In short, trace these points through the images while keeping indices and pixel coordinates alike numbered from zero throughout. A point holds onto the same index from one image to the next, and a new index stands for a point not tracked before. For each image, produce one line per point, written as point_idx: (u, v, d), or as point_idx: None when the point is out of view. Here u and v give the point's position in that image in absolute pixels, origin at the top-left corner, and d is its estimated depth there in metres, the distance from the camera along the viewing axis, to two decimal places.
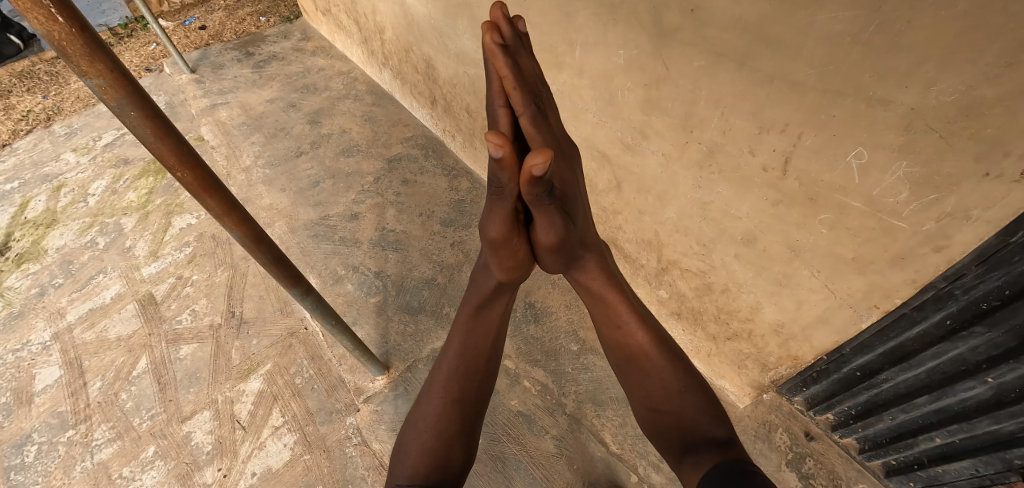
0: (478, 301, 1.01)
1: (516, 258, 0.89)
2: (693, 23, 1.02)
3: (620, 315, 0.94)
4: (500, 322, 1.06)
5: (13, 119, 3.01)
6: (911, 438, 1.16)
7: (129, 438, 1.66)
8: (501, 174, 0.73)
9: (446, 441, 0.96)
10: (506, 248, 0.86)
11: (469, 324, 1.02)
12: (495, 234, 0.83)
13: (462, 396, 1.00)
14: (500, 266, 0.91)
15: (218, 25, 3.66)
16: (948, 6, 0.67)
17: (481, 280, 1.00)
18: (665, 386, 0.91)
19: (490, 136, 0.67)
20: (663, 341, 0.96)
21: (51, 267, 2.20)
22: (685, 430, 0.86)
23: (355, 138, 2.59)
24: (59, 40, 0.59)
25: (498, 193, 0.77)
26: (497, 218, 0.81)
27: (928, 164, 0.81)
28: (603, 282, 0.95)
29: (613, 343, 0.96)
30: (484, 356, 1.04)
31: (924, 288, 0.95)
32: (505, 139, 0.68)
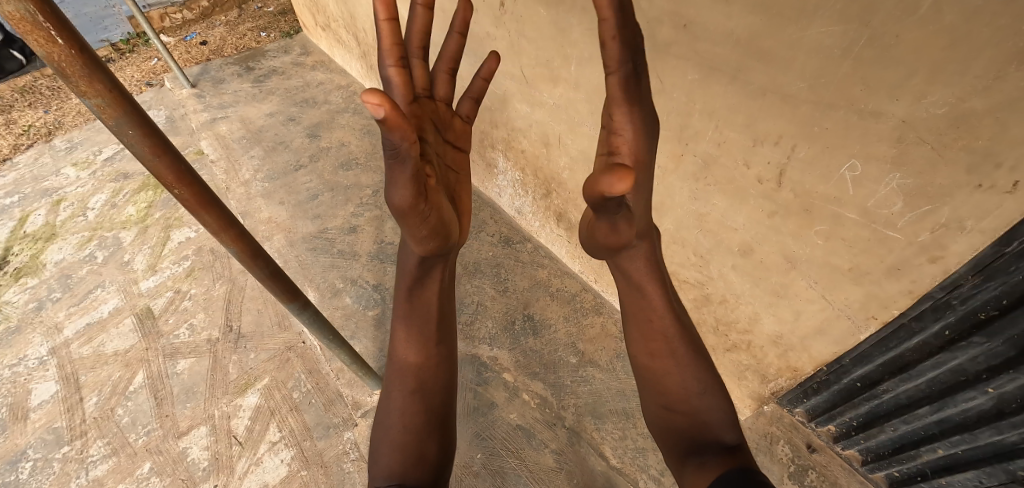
0: (408, 283, 0.89)
1: (430, 224, 0.74)
2: (686, 38, 1.04)
3: (656, 308, 0.84)
4: (441, 299, 0.94)
5: (14, 134, 3.03)
6: (913, 450, 1.15)
7: (124, 454, 1.64)
8: (392, 136, 0.58)
9: (417, 435, 0.83)
10: (416, 215, 0.71)
11: (407, 305, 0.91)
12: (404, 203, 0.68)
13: (422, 386, 0.88)
14: (414, 236, 0.76)
15: (219, 40, 3.70)
16: (936, 20, 0.68)
17: (405, 257, 0.88)
18: (683, 385, 0.81)
19: (367, 95, 0.51)
20: (690, 336, 0.85)
21: (49, 282, 2.20)
22: (695, 433, 0.77)
23: (354, 151, 2.60)
24: (59, 61, 0.59)
25: (394, 154, 0.62)
26: (402, 183, 0.65)
27: (921, 175, 0.81)
28: (647, 272, 0.84)
29: (638, 335, 0.85)
30: (434, 338, 0.91)
31: (922, 299, 0.94)
32: (386, 97, 0.53)
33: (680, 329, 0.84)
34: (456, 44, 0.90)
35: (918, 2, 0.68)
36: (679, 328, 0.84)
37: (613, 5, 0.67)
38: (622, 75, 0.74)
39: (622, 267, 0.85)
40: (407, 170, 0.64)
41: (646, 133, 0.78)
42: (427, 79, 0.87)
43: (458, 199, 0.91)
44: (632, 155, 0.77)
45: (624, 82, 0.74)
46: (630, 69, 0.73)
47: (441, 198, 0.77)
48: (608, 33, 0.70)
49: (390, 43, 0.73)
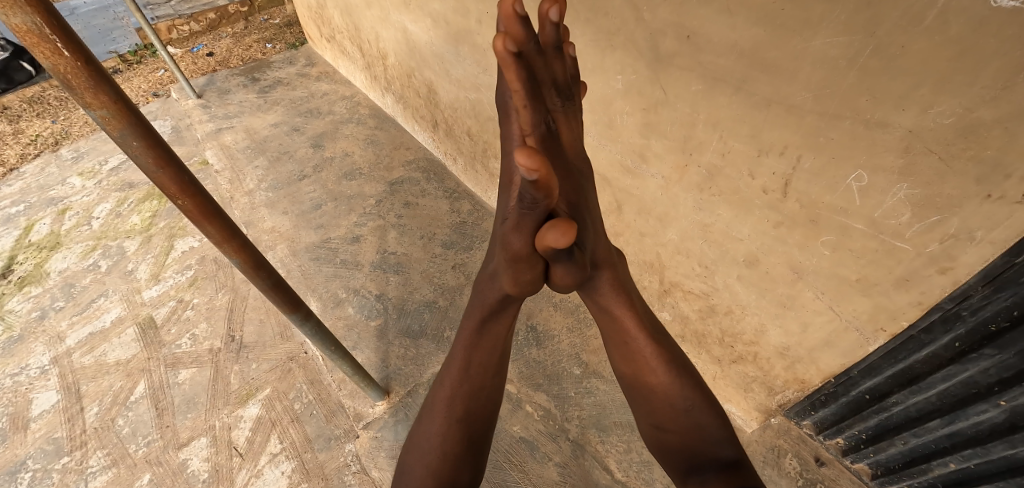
0: (482, 314, 0.86)
1: (535, 272, 0.73)
2: (690, 49, 1.04)
3: (630, 330, 0.81)
4: (507, 333, 0.92)
5: (21, 143, 3.06)
6: (924, 464, 1.13)
7: (124, 465, 1.63)
8: (537, 191, 0.58)
9: (454, 464, 0.85)
10: (526, 264, 0.71)
11: (472, 338, 0.89)
12: (517, 248, 0.69)
13: (468, 414, 0.89)
14: (513, 280, 0.75)
15: (225, 51, 3.75)
16: (942, 30, 0.68)
17: (485, 288, 0.85)
18: (672, 404, 0.81)
19: (521, 154, 0.51)
20: (672, 355, 0.84)
21: (52, 290, 2.20)
22: (690, 450, 0.79)
23: (357, 161, 2.61)
24: (65, 73, 0.60)
25: (531, 206, 0.62)
26: (524, 229, 0.66)
27: (929, 186, 0.80)
28: (616, 298, 0.81)
29: (619, 356, 0.85)
30: (491, 371, 0.91)
31: (931, 310, 0.93)
32: (541, 160, 0.52)
33: (658, 347, 0.82)
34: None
35: (924, 13, 0.68)
36: (658, 346, 0.82)
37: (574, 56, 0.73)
38: (539, 135, 0.72)
39: (590, 296, 0.81)
40: (537, 219, 0.64)
41: (568, 174, 0.75)
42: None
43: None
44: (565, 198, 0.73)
45: (541, 140, 0.73)
46: (544, 129, 0.73)
47: None
48: (544, 79, 0.70)
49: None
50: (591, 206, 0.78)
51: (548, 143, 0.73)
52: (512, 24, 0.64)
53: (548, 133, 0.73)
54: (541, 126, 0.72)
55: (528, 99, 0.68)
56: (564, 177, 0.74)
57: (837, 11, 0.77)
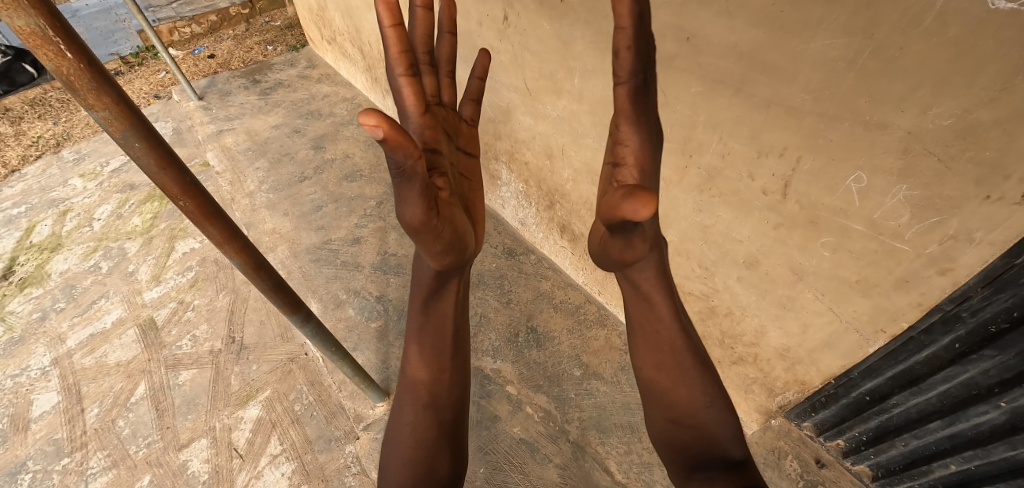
0: (424, 293, 0.91)
1: (443, 240, 0.74)
2: (690, 51, 1.04)
3: (665, 318, 0.84)
4: (455, 314, 0.96)
5: (22, 145, 3.07)
6: (924, 465, 1.13)
7: (124, 466, 1.63)
8: (398, 155, 0.58)
9: (429, 451, 0.85)
10: (429, 233, 0.71)
11: (421, 319, 0.93)
12: (416, 220, 0.67)
13: (433, 399, 0.90)
14: (430, 253, 0.76)
15: (226, 53, 3.76)
16: (940, 32, 0.68)
17: (420, 269, 0.90)
18: (691, 399, 0.81)
19: (364, 116, 0.51)
20: (697, 349, 0.85)
21: (53, 292, 2.20)
22: (704, 447, 0.78)
23: (358, 163, 2.62)
24: (67, 75, 0.60)
25: (402, 175, 0.62)
26: (412, 201, 0.65)
27: (928, 187, 0.81)
28: (654, 286, 0.83)
29: (644, 347, 0.85)
30: (449, 353, 0.93)
31: (931, 311, 0.93)
32: (385, 117, 0.52)
33: (689, 339, 0.84)
34: (449, 46, 0.92)
35: (922, 15, 0.69)
36: (686, 339, 0.84)
37: (631, 15, 0.74)
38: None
39: (631, 277, 0.84)
40: (417, 188, 0.64)
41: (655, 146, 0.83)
42: (435, 86, 0.89)
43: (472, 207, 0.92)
44: (639, 168, 0.81)
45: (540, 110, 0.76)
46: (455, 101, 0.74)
47: (453, 213, 0.78)
48: (624, 42, 0.77)
49: (399, 52, 0.74)
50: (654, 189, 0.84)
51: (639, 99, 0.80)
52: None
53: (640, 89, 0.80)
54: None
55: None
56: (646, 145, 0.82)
57: (836, 13, 0.77)
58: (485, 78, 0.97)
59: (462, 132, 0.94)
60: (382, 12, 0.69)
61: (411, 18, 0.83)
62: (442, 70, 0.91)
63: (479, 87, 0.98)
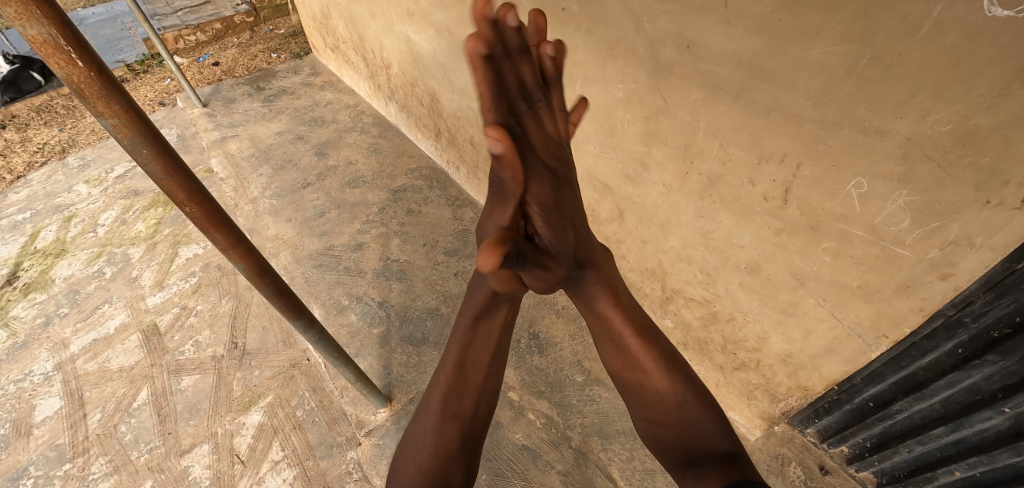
0: (474, 313, 0.89)
1: (518, 268, 0.73)
2: (690, 59, 1.05)
3: (617, 328, 0.83)
4: (500, 335, 0.94)
5: (29, 151, 3.10)
6: (929, 471, 1.12)
7: (126, 472, 1.62)
8: (504, 172, 0.71)
9: (447, 460, 0.86)
10: (512, 258, 0.70)
11: (466, 336, 0.90)
12: (497, 241, 0.71)
13: (460, 414, 0.90)
14: (498, 280, 0.74)
15: (231, 61, 3.80)
16: (937, 39, 0.69)
17: (479, 288, 0.89)
18: (663, 398, 0.82)
19: (491, 130, 0.66)
20: (663, 350, 0.85)
21: (57, 297, 2.22)
22: (685, 443, 0.79)
23: (361, 169, 2.63)
24: (78, 83, 0.61)
25: (499, 192, 0.73)
26: (500, 221, 0.75)
27: (928, 192, 0.81)
28: (601, 295, 0.83)
29: (609, 353, 0.86)
30: (485, 371, 0.92)
31: (933, 316, 0.93)
32: (505, 134, 0.67)
33: (647, 343, 0.83)
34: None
35: (920, 23, 0.70)
36: (646, 344, 0.83)
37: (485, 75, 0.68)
38: (516, 131, 0.73)
39: (576, 293, 0.84)
40: (507, 205, 0.74)
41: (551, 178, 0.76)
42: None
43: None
44: (542, 203, 0.75)
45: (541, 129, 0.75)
46: (516, 125, 0.73)
47: (533, 243, 0.79)
48: (486, 102, 0.70)
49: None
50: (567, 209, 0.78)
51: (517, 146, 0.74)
52: (484, 27, 0.67)
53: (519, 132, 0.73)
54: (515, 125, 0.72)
55: (494, 100, 0.70)
56: (542, 181, 0.75)
57: (834, 20, 0.78)
58: None
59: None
60: (471, 40, 0.67)
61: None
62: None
63: None
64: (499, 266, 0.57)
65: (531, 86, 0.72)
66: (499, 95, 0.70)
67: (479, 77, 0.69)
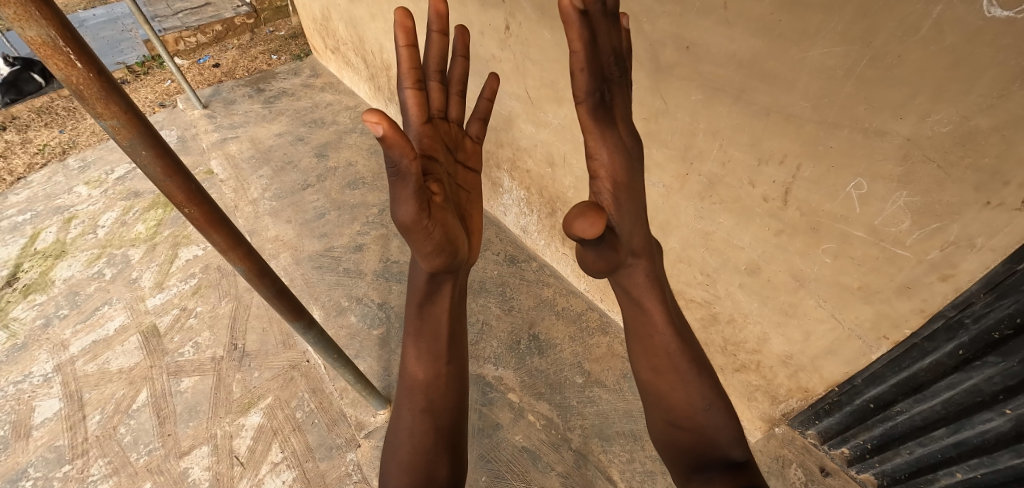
0: (417, 299, 0.93)
1: (434, 241, 0.75)
2: (690, 60, 1.05)
3: (658, 325, 0.82)
4: (450, 319, 0.96)
5: (29, 153, 3.10)
6: (930, 473, 1.11)
7: (125, 474, 1.62)
8: (392, 154, 0.61)
9: (427, 456, 0.85)
10: (420, 232, 0.72)
11: (416, 324, 0.94)
12: (408, 218, 0.69)
13: (431, 405, 0.90)
14: (420, 253, 0.77)
15: (231, 63, 3.81)
16: (936, 40, 0.69)
17: (415, 274, 0.92)
18: (689, 402, 0.81)
19: (365, 113, 0.57)
20: (694, 353, 0.84)
21: (57, 298, 2.21)
22: (702, 449, 0.78)
23: (361, 171, 2.63)
24: (77, 84, 0.61)
25: (396, 174, 0.64)
26: (406, 200, 0.67)
27: (928, 193, 0.81)
28: (647, 289, 0.83)
29: (640, 350, 0.84)
30: (443, 358, 0.94)
31: (934, 317, 0.93)
32: (383, 114, 0.58)
33: (682, 344, 0.83)
34: (461, 68, 0.93)
35: (919, 23, 0.70)
36: (682, 345, 0.83)
37: (583, 38, 0.66)
38: (591, 103, 0.71)
39: (622, 283, 0.83)
40: (410, 189, 0.67)
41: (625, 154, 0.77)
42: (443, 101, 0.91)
43: (467, 217, 0.92)
44: (613, 180, 0.76)
45: (591, 111, 0.72)
46: (598, 97, 0.72)
47: (446, 215, 0.77)
48: (579, 64, 0.67)
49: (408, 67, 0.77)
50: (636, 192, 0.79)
51: (596, 116, 0.72)
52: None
53: (601, 103, 0.72)
54: (595, 95, 0.71)
55: (586, 66, 0.68)
56: (616, 156, 0.75)
57: (834, 21, 0.78)
58: (491, 98, 0.99)
59: (465, 146, 0.95)
60: (398, 32, 0.74)
61: (427, 42, 0.88)
62: (451, 89, 0.93)
63: (486, 107, 0.99)
64: (595, 235, 0.64)
65: (620, 54, 0.72)
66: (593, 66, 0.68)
67: (575, 35, 0.65)
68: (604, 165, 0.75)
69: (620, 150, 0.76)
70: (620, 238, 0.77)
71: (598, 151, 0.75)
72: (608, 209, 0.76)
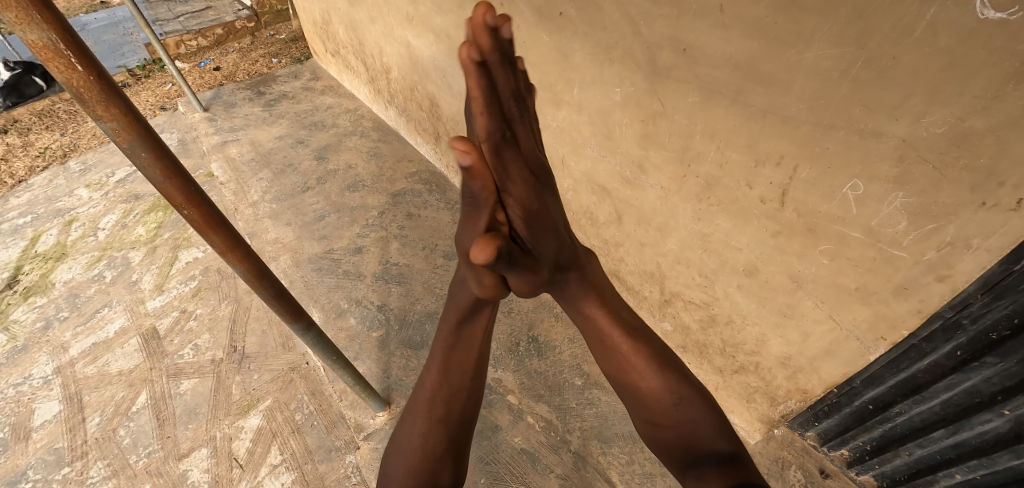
0: (457, 316, 0.90)
1: (489, 265, 0.78)
2: (686, 62, 1.06)
3: (604, 330, 0.85)
4: (484, 336, 0.94)
5: (30, 155, 3.11)
6: (930, 474, 1.11)
7: (124, 476, 1.62)
8: (473, 182, 0.67)
9: (434, 461, 0.86)
10: (483, 259, 0.75)
11: (450, 340, 0.92)
12: (467, 245, 0.73)
13: (448, 415, 0.90)
14: (477, 283, 0.77)
15: (232, 66, 3.82)
16: (931, 42, 0.70)
17: (458, 291, 0.89)
18: (660, 399, 0.82)
19: (455, 142, 0.61)
20: (655, 349, 0.85)
21: (57, 300, 2.22)
22: (685, 445, 0.79)
23: (361, 174, 2.64)
24: (77, 87, 0.62)
25: (472, 201, 0.70)
26: (473, 229, 0.71)
27: (925, 194, 0.81)
28: (586, 297, 0.86)
29: (602, 356, 0.86)
30: (470, 372, 0.93)
31: (932, 318, 0.93)
32: (472, 145, 0.62)
33: (637, 344, 0.84)
34: None
35: (913, 25, 0.70)
36: (636, 342, 0.84)
37: (483, 85, 0.64)
38: (496, 142, 0.68)
39: (562, 296, 0.86)
40: (482, 213, 0.71)
41: (535, 184, 0.74)
42: None
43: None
44: (524, 209, 0.73)
45: (499, 149, 0.69)
46: (502, 135, 0.69)
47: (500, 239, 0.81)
48: (479, 109, 0.66)
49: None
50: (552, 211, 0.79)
51: (502, 153, 0.70)
52: (480, 34, 0.61)
53: (506, 140, 0.70)
54: (500, 133, 0.69)
55: (487, 108, 0.65)
56: (526, 188, 0.73)
57: (829, 23, 0.79)
58: None
59: None
60: None
61: None
62: None
63: None
64: (491, 258, 0.64)
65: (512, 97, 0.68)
66: (494, 108, 0.66)
67: (476, 84, 0.63)
68: (517, 197, 0.72)
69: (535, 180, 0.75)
70: (540, 258, 0.77)
71: (507, 184, 0.72)
72: (521, 233, 0.76)
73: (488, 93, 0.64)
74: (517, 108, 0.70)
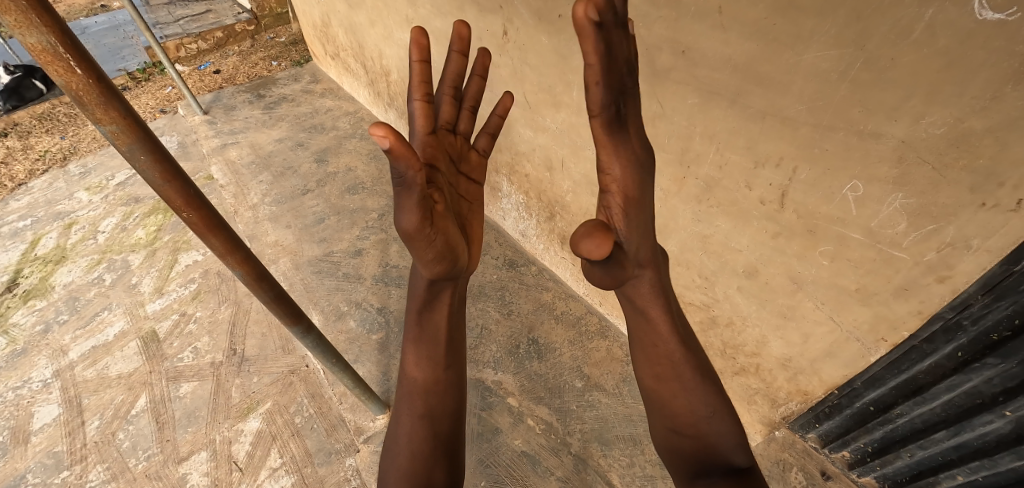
0: (418, 305, 0.91)
1: (435, 249, 0.76)
2: (685, 64, 1.06)
3: (662, 334, 0.82)
4: (450, 323, 0.95)
5: (30, 159, 3.11)
6: (931, 476, 1.11)
7: (123, 479, 1.61)
8: (400, 167, 0.62)
9: (425, 462, 0.85)
10: (421, 239, 0.73)
11: (416, 331, 0.93)
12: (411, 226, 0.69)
13: (429, 411, 0.89)
14: (422, 259, 0.78)
15: (231, 69, 3.83)
16: (929, 43, 0.70)
17: (416, 281, 0.91)
18: (692, 410, 0.80)
19: (371, 126, 0.56)
20: (699, 360, 0.83)
21: (56, 303, 2.22)
22: (704, 455, 0.78)
23: (361, 176, 2.64)
24: (76, 90, 0.62)
25: (402, 184, 0.65)
26: (409, 208, 0.68)
27: (924, 195, 0.81)
28: (653, 301, 0.82)
29: (644, 358, 0.83)
30: (443, 363, 0.93)
31: (932, 319, 0.93)
32: (390, 128, 0.57)
33: (686, 351, 0.82)
34: None
35: (912, 26, 0.70)
36: (686, 351, 0.82)
37: (598, 51, 0.64)
38: (606, 117, 0.70)
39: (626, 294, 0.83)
40: (414, 196, 0.66)
41: (635, 165, 0.75)
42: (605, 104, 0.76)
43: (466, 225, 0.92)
44: (623, 194, 0.75)
45: (608, 125, 0.71)
46: (612, 111, 0.70)
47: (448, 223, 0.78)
48: (593, 79, 0.66)
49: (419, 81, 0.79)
50: (646, 205, 0.78)
51: (610, 131, 0.71)
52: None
53: (612, 117, 0.71)
54: (609, 109, 0.70)
55: (600, 79, 0.66)
56: (629, 170, 0.74)
57: (828, 25, 0.79)
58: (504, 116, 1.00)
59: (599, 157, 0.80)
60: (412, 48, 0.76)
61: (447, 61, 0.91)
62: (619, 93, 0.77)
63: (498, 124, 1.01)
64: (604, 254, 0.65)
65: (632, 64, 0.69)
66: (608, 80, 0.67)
67: (591, 51, 0.63)
68: (615, 179, 0.74)
69: (632, 160, 0.75)
70: (626, 251, 0.77)
71: (610, 163, 0.74)
72: (613, 225, 0.77)
73: (603, 64, 0.65)
74: (630, 79, 0.69)
